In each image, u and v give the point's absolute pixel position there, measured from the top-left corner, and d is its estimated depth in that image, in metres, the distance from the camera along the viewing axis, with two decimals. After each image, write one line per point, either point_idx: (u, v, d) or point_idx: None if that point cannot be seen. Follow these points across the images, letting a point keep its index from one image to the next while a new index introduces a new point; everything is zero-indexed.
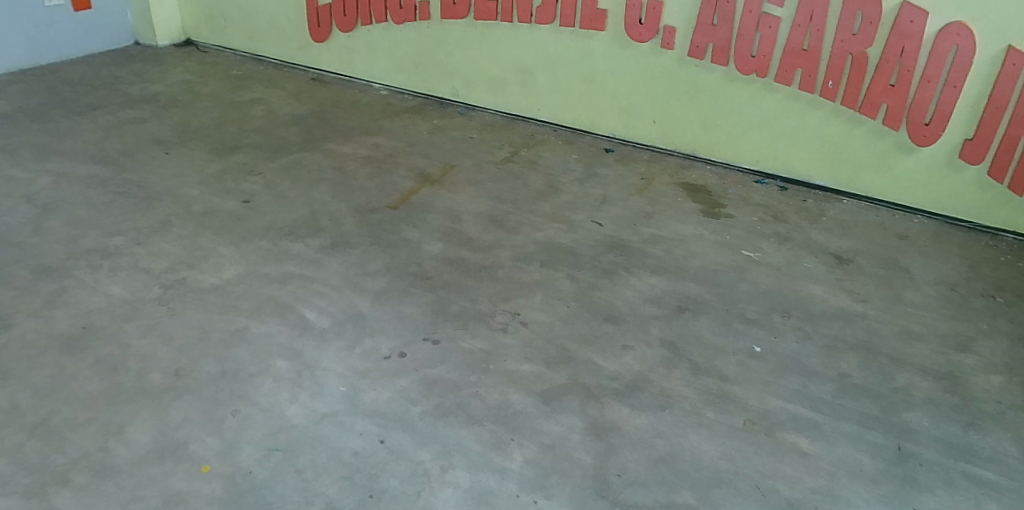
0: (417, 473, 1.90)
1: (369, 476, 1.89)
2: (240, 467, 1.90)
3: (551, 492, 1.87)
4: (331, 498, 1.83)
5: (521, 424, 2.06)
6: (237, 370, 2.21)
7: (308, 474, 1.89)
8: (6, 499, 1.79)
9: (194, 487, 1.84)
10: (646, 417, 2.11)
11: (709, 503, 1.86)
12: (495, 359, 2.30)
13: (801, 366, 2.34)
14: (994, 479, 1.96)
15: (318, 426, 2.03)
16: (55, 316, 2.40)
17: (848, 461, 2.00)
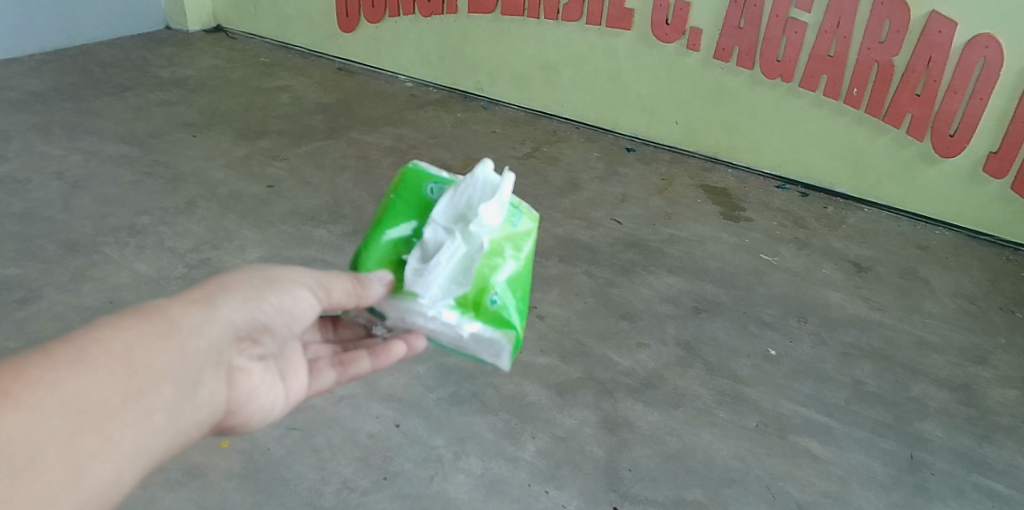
0: (430, 459, 1.92)
1: (383, 459, 1.91)
2: (258, 444, 1.92)
3: (562, 483, 1.87)
4: (346, 478, 1.85)
5: (534, 415, 2.07)
6: None
7: (324, 454, 1.91)
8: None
9: (213, 461, 1.87)
10: (659, 414, 2.11)
11: (719, 502, 1.86)
12: None
13: (816, 371, 2.33)
14: (1006, 492, 1.95)
15: (335, 407, 2.06)
16: (83, 289, 2.44)
17: (860, 467, 1.99)
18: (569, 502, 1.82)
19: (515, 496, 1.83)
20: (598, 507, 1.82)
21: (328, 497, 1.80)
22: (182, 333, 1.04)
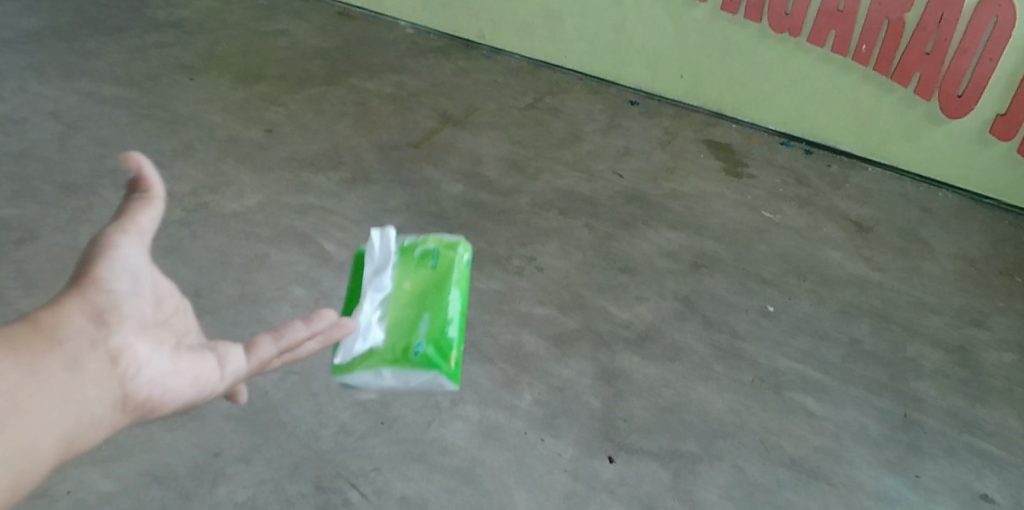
0: (428, 405, 1.93)
1: (381, 404, 1.93)
2: (256, 387, 1.93)
3: (558, 432, 1.90)
4: (343, 422, 1.87)
5: (532, 364, 2.08)
6: (257, 294, 2.26)
7: (322, 398, 1.93)
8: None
9: (211, 402, 1.89)
10: (656, 367, 2.12)
11: (712, 454, 1.88)
12: (509, 301, 2.31)
13: (813, 329, 2.34)
14: (996, 453, 1.98)
15: (334, 353, 2.07)
16: (80, 232, 2.44)
17: (853, 424, 2.01)
18: (564, 451, 1.85)
19: (511, 444, 1.86)
20: (593, 456, 1.85)
21: (326, 440, 1.83)
22: (36, 348, 0.96)
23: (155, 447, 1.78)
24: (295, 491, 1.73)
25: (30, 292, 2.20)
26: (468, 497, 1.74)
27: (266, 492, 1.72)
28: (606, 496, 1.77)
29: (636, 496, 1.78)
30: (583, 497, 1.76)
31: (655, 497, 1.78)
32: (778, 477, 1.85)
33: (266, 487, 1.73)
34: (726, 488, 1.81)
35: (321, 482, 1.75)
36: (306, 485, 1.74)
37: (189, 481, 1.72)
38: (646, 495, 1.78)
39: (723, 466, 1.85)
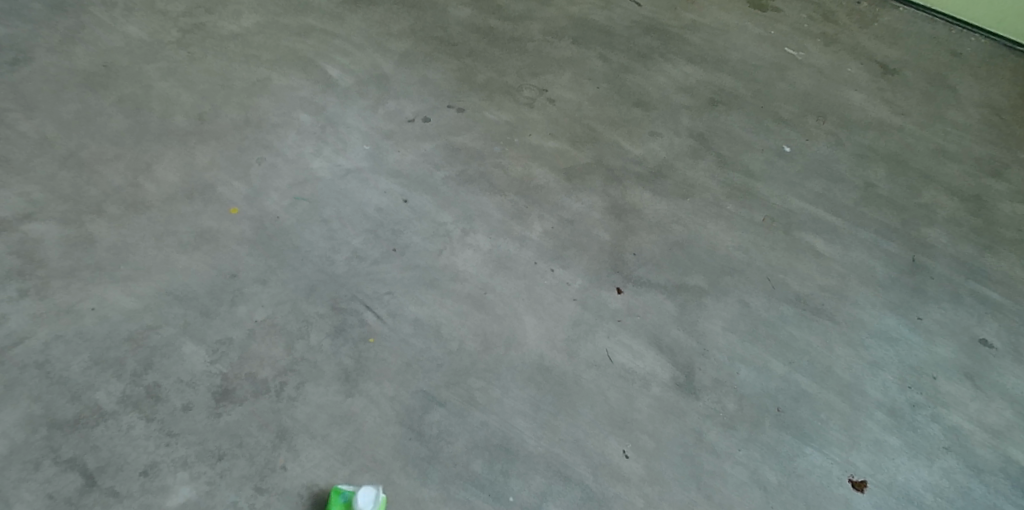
0: (439, 234, 1.95)
1: (392, 232, 1.93)
2: (268, 213, 1.92)
3: (567, 263, 1.93)
4: (356, 248, 1.88)
5: (542, 198, 2.08)
6: (261, 120, 2.16)
7: (334, 225, 1.92)
8: (45, 225, 1.83)
9: (224, 226, 1.88)
10: (667, 204, 2.12)
11: (719, 289, 1.92)
12: (519, 133, 2.26)
13: (828, 171, 2.29)
14: (998, 300, 2.00)
15: (343, 180, 2.04)
16: (75, 52, 2.29)
17: (860, 266, 2.02)
18: (573, 281, 1.89)
19: (520, 273, 1.89)
20: (602, 286, 1.88)
21: (340, 265, 1.84)
22: None
23: (172, 268, 1.78)
24: (313, 312, 1.73)
25: (28, 113, 2.09)
26: (481, 322, 1.77)
27: (284, 310, 1.73)
28: (614, 325, 1.81)
29: (643, 325, 1.82)
30: (592, 324, 1.80)
31: (662, 328, 1.82)
32: (782, 313, 1.88)
33: (283, 308, 1.73)
34: (731, 321, 1.85)
35: (337, 303, 1.76)
36: (323, 305, 1.75)
37: (208, 300, 1.72)
38: (653, 325, 1.82)
39: (729, 301, 1.89)
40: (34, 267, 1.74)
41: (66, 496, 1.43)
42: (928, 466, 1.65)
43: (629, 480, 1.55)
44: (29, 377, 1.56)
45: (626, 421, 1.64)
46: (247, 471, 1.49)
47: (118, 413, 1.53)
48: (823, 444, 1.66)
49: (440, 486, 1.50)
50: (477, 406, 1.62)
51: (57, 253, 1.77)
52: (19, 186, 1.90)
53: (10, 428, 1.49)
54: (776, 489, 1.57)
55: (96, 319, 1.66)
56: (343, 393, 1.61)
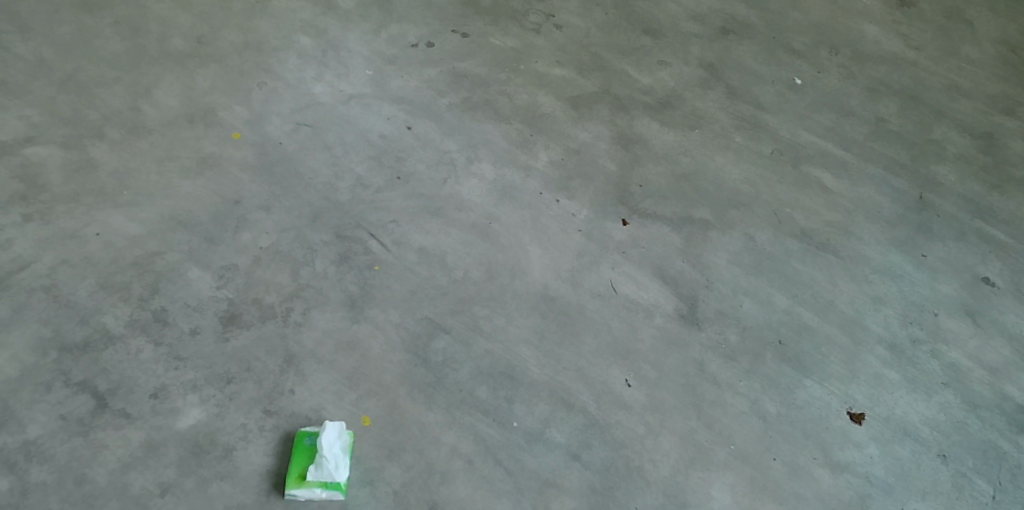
0: (443, 162, 1.93)
1: (396, 159, 1.92)
2: (270, 138, 1.91)
3: (573, 193, 1.91)
4: (359, 175, 1.87)
5: (548, 127, 2.05)
6: (261, 44, 2.12)
7: (337, 151, 1.91)
8: (46, 149, 1.81)
9: (227, 151, 1.87)
10: (675, 135, 2.09)
11: (724, 222, 1.91)
12: (525, 59, 2.21)
13: (839, 104, 2.23)
14: (1005, 240, 1.96)
15: (345, 106, 2.01)
16: None
17: (867, 202, 2.00)
18: (578, 212, 1.88)
19: (526, 203, 1.88)
20: (607, 217, 1.88)
21: (344, 192, 1.83)
22: None
23: (175, 193, 1.77)
24: (317, 240, 1.74)
25: (24, 35, 2.05)
26: (485, 252, 1.77)
27: (288, 238, 1.73)
28: (619, 256, 1.81)
29: (648, 257, 1.82)
30: (597, 256, 1.80)
31: (667, 260, 1.82)
32: (787, 248, 1.88)
33: (288, 235, 1.73)
34: (736, 255, 1.85)
35: (341, 231, 1.76)
36: (327, 233, 1.75)
37: (213, 227, 1.72)
38: (658, 258, 1.82)
39: (735, 235, 1.89)
40: (37, 192, 1.73)
41: (79, 417, 1.44)
42: (926, 400, 1.66)
43: (631, 407, 1.57)
44: (38, 301, 1.57)
45: (628, 351, 1.65)
46: (256, 394, 1.50)
47: (126, 336, 1.54)
48: (823, 377, 1.67)
49: (445, 411, 1.52)
50: (480, 334, 1.64)
51: (59, 178, 1.77)
52: (18, 109, 1.88)
53: (21, 351, 1.50)
54: (775, 420, 1.59)
55: (101, 245, 1.67)
56: (349, 319, 1.62)
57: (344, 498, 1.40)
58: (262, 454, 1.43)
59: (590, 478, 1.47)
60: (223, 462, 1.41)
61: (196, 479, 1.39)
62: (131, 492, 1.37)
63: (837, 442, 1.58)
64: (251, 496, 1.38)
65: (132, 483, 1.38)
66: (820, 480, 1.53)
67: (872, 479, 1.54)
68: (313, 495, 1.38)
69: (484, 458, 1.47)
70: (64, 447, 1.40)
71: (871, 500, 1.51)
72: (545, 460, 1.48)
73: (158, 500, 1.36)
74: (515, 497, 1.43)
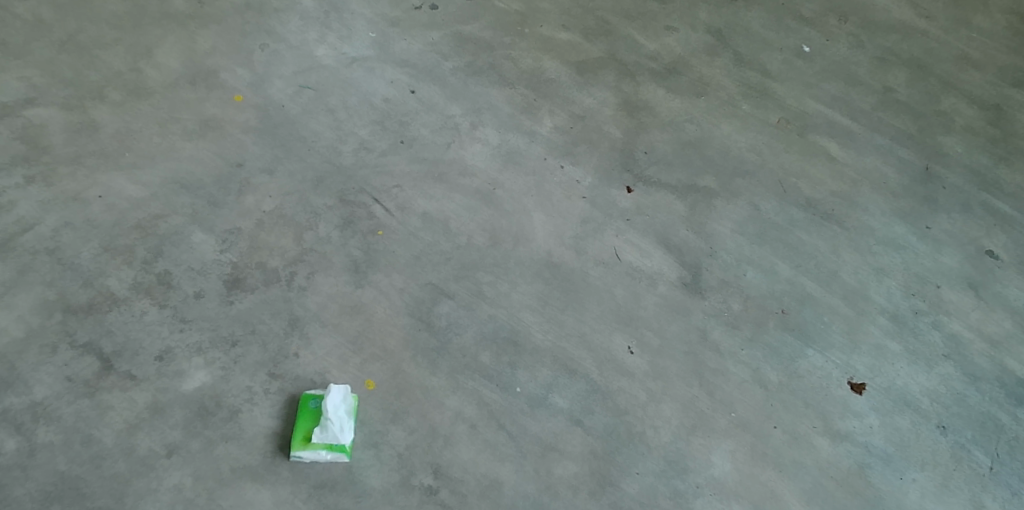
0: (447, 127, 1.92)
1: (400, 124, 1.90)
2: (272, 100, 1.89)
3: (577, 160, 1.90)
4: (363, 140, 1.85)
5: (552, 92, 2.03)
6: (262, 5, 2.09)
7: (340, 115, 1.89)
8: (47, 111, 1.80)
9: (230, 114, 1.85)
10: (681, 102, 2.07)
11: (730, 190, 1.90)
12: (530, 23, 2.18)
13: (847, 73, 2.21)
14: (1010, 214, 1.95)
15: (348, 70, 1.99)
16: None
17: (873, 173, 1.99)
18: (583, 179, 1.87)
19: (530, 169, 1.87)
20: (611, 185, 1.87)
21: (347, 156, 1.82)
22: None
23: (177, 156, 1.76)
24: (321, 204, 1.73)
25: None
26: (489, 218, 1.77)
27: (292, 202, 1.72)
28: (623, 224, 1.80)
29: (652, 225, 1.81)
30: (601, 223, 1.80)
31: (671, 228, 1.81)
32: (792, 217, 1.87)
33: (292, 199, 1.73)
34: (740, 224, 1.84)
35: (345, 196, 1.75)
36: (330, 198, 1.74)
37: (216, 190, 1.72)
38: (662, 225, 1.81)
39: (739, 204, 1.88)
40: (39, 154, 1.72)
41: (85, 378, 1.44)
42: (926, 372, 1.67)
43: (633, 375, 1.58)
44: (42, 264, 1.57)
45: (631, 318, 1.66)
46: (261, 357, 1.51)
47: (130, 299, 1.54)
48: (826, 346, 1.68)
49: (448, 376, 1.53)
50: (484, 300, 1.64)
51: (61, 139, 1.75)
52: (18, 70, 1.86)
53: (26, 312, 1.51)
54: (776, 389, 1.60)
55: (104, 207, 1.66)
56: (353, 284, 1.62)
57: (349, 460, 1.41)
58: (267, 416, 1.44)
59: (592, 443, 1.48)
60: (229, 424, 1.43)
61: (202, 441, 1.40)
62: (138, 453, 1.38)
63: (837, 411, 1.59)
64: (257, 457, 1.40)
65: (139, 444, 1.39)
66: (820, 449, 1.54)
67: (870, 448, 1.55)
68: (318, 458, 1.39)
69: (487, 422, 1.48)
70: (71, 409, 1.41)
71: (869, 469, 1.53)
72: (548, 425, 1.50)
73: (165, 461, 1.38)
74: (518, 461, 1.45)
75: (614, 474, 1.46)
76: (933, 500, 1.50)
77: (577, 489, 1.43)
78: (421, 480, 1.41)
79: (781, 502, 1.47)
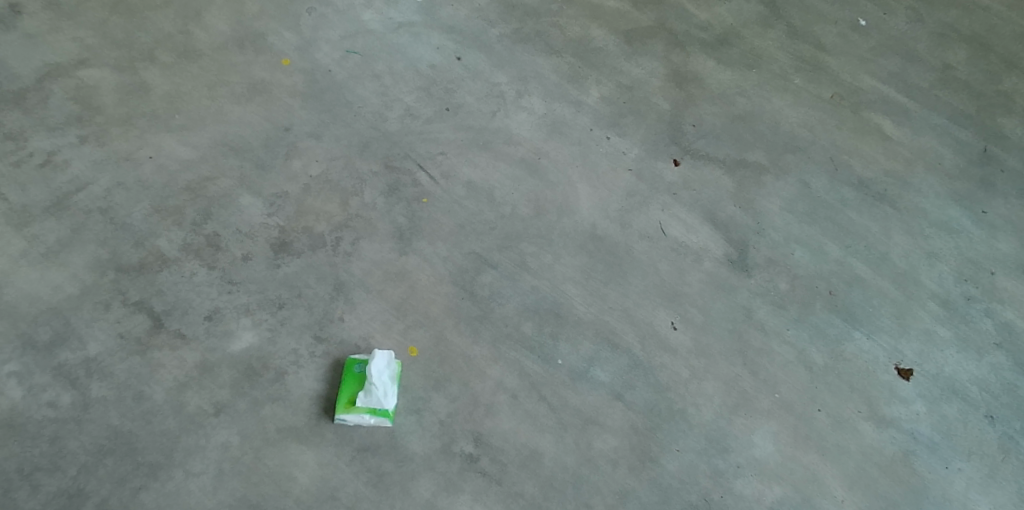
0: (492, 95, 1.90)
1: (446, 91, 1.89)
2: (319, 65, 1.89)
3: (624, 131, 1.87)
4: (408, 106, 1.85)
5: (600, 62, 2.00)
6: None
7: (386, 81, 1.88)
8: (100, 71, 1.82)
9: (277, 78, 1.86)
10: (731, 74, 2.01)
11: (780, 166, 1.85)
12: None
13: (904, 48, 2.13)
14: None
15: (394, 35, 1.97)
16: None
17: (929, 152, 1.92)
18: (629, 151, 1.84)
19: (575, 139, 1.84)
20: (658, 157, 1.83)
21: (393, 123, 1.81)
22: None
23: (226, 119, 1.78)
24: (366, 169, 1.73)
25: None
26: (533, 188, 1.75)
27: (337, 168, 1.73)
28: (669, 198, 1.77)
29: (699, 199, 1.78)
30: (646, 197, 1.77)
31: (718, 203, 1.77)
32: (843, 196, 1.82)
33: (337, 165, 1.73)
34: (789, 201, 1.80)
35: (390, 162, 1.75)
36: (375, 164, 1.74)
37: (264, 154, 1.73)
38: (709, 200, 1.78)
39: (789, 181, 1.83)
40: (92, 114, 1.75)
41: (137, 336, 1.47)
42: (977, 360, 1.61)
43: (676, 351, 1.56)
44: (95, 223, 1.60)
45: (675, 294, 1.63)
46: (306, 320, 1.52)
47: (180, 260, 1.57)
48: (875, 329, 1.63)
49: (490, 346, 1.52)
50: (527, 271, 1.63)
51: (113, 100, 1.78)
52: (72, 30, 1.89)
53: (80, 270, 1.54)
54: (821, 371, 1.57)
55: (155, 169, 1.69)
56: (397, 251, 1.63)
57: (391, 425, 1.42)
58: (312, 378, 1.46)
59: (633, 418, 1.47)
60: (275, 385, 1.44)
61: (249, 401, 1.42)
62: (186, 411, 1.41)
63: (883, 397, 1.55)
64: (301, 419, 1.42)
65: (187, 402, 1.42)
66: (865, 434, 1.50)
67: (916, 435, 1.51)
68: (361, 422, 1.41)
69: (529, 393, 1.48)
70: (123, 365, 1.44)
71: (915, 456, 1.49)
72: (589, 397, 1.49)
73: (212, 419, 1.40)
74: (558, 433, 1.44)
75: (653, 450, 1.44)
76: (980, 491, 1.46)
77: (616, 463, 1.42)
78: (462, 448, 1.41)
79: (824, 486, 1.44)
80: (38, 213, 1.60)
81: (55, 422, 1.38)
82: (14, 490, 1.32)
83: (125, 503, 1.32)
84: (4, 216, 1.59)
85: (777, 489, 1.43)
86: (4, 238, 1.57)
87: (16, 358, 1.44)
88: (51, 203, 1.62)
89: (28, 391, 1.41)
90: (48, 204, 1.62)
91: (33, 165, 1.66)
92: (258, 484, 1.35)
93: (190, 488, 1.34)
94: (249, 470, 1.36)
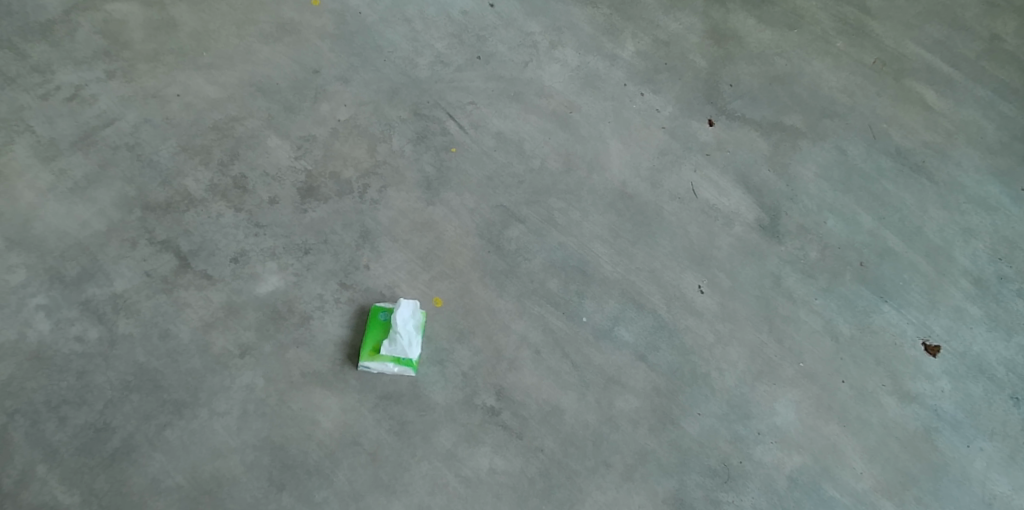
0: (525, 45, 1.85)
1: (477, 38, 1.85)
2: (349, 7, 1.85)
3: (658, 88, 1.83)
4: (439, 53, 1.81)
5: (636, 14, 1.94)
6: None
7: (416, 26, 1.85)
8: (128, 6, 1.80)
9: (307, 19, 1.82)
10: (771, 33, 1.95)
11: (817, 131, 1.80)
12: None
13: (952, 15, 2.05)
14: None
15: None
16: None
17: (971, 124, 1.86)
18: (663, 108, 1.80)
19: (608, 94, 1.80)
20: (692, 116, 1.79)
21: (423, 69, 1.78)
22: None
23: (254, 60, 1.75)
24: (395, 117, 1.71)
25: None
26: (564, 141, 1.72)
27: (366, 114, 1.70)
28: (702, 158, 1.73)
29: (732, 161, 1.74)
30: (679, 156, 1.73)
31: (752, 166, 1.73)
32: (880, 165, 1.77)
33: (365, 111, 1.71)
34: (825, 167, 1.75)
35: (419, 110, 1.72)
36: (404, 111, 1.72)
37: (292, 97, 1.71)
38: (743, 162, 1.74)
39: (826, 146, 1.78)
40: (119, 49, 1.74)
41: (163, 275, 1.48)
42: (1006, 340, 1.58)
43: (702, 314, 1.54)
44: (122, 160, 1.60)
45: (704, 257, 1.60)
46: (332, 266, 1.52)
47: (207, 201, 1.56)
48: (904, 303, 1.60)
49: (515, 300, 1.51)
50: (554, 227, 1.61)
51: (141, 36, 1.76)
52: None
53: (107, 207, 1.54)
54: (848, 342, 1.54)
55: (182, 107, 1.67)
56: (424, 201, 1.61)
57: (414, 375, 1.42)
58: (337, 324, 1.46)
59: (656, 380, 1.46)
60: (300, 330, 1.45)
61: (274, 344, 1.43)
62: (212, 351, 1.41)
63: (909, 371, 1.52)
64: (325, 365, 1.42)
65: (213, 342, 1.42)
66: (889, 407, 1.48)
67: (940, 412, 1.49)
68: (384, 370, 1.41)
69: (552, 350, 1.47)
70: (149, 303, 1.45)
71: (937, 433, 1.47)
72: (611, 357, 1.47)
73: (237, 361, 1.41)
74: (580, 390, 1.44)
75: (675, 412, 1.43)
76: (1000, 471, 1.44)
77: (637, 423, 1.42)
78: (484, 401, 1.41)
79: (844, 456, 1.43)
80: (65, 147, 1.60)
81: (82, 357, 1.39)
82: (42, 421, 1.34)
83: (151, 439, 1.34)
84: (31, 149, 1.59)
85: (797, 458, 1.42)
86: (31, 171, 1.57)
87: (44, 292, 1.45)
88: (78, 137, 1.62)
89: (56, 325, 1.42)
90: (75, 139, 1.61)
91: (60, 99, 1.66)
92: (281, 427, 1.36)
93: (214, 428, 1.35)
94: (273, 412, 1.37)
